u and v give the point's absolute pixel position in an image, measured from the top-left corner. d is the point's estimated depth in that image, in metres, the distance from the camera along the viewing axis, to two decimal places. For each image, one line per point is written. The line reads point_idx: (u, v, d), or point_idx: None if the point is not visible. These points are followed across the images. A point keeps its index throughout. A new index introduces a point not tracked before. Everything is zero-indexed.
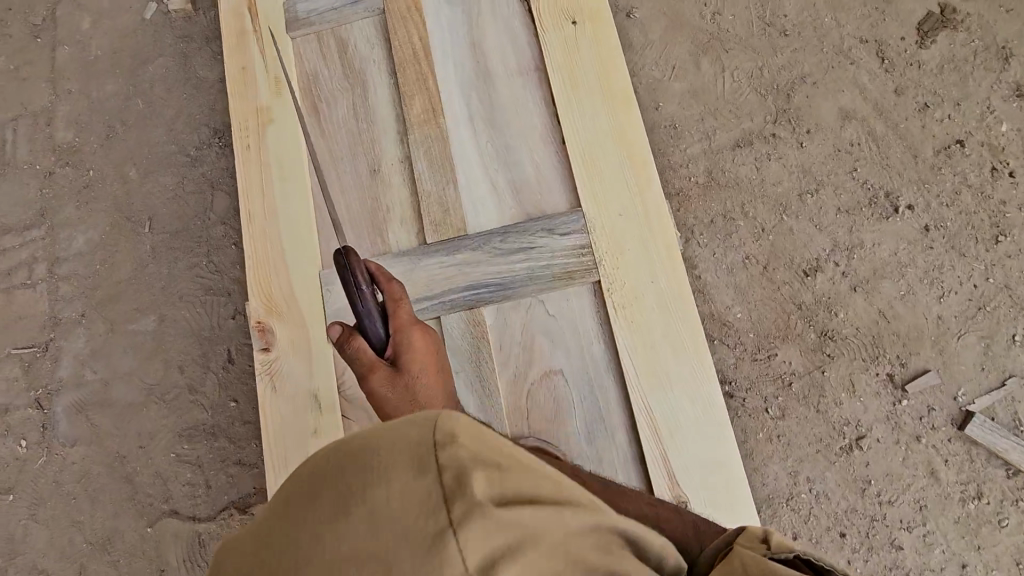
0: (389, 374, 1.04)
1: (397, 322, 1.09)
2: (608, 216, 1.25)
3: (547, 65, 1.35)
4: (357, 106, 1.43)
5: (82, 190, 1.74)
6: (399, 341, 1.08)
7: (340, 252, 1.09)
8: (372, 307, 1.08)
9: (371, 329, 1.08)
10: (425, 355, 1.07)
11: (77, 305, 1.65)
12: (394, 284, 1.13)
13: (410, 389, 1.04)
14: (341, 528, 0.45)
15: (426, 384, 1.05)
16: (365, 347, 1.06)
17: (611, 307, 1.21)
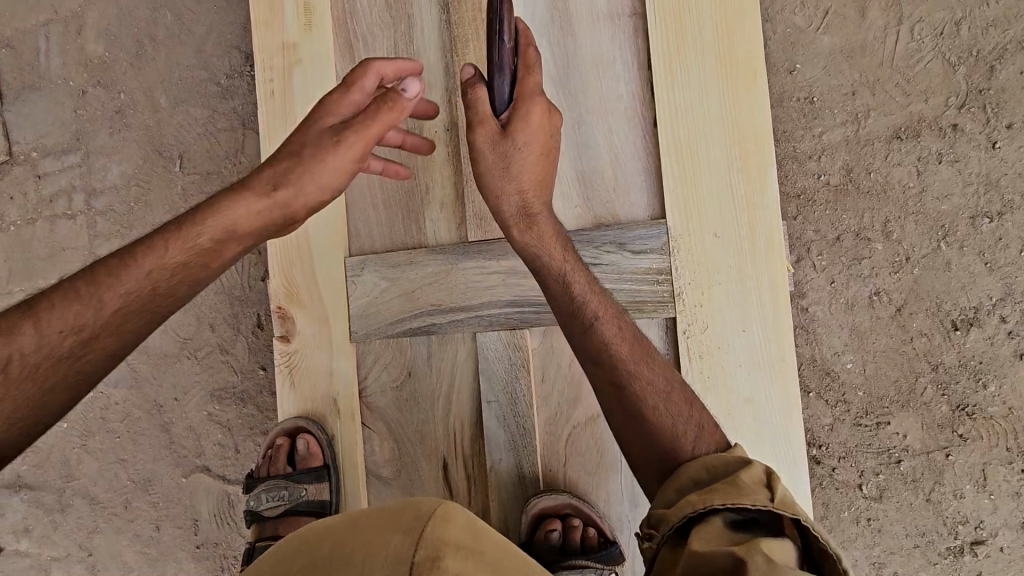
0: (496, 132, 0.91)
1: (525, 88, 0.91)
2: (699, 237, 0.95)
3: (648, 10, 0.99)
4: (400, 49, 1.14)
5: (115, 115, 1.60)
6: (520, 109, 0.91)
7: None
8: (506, 62, 0.89)
9: (499, 91, 0.91)
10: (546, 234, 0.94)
11: (114, 244, 1.58)
12: (532, 50, 0.91)
13: (507, 155, 0.92)
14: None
15: (535, 150, 0.93)
16: (484, 98, 0.90)
17: (684, 355, 0.95)
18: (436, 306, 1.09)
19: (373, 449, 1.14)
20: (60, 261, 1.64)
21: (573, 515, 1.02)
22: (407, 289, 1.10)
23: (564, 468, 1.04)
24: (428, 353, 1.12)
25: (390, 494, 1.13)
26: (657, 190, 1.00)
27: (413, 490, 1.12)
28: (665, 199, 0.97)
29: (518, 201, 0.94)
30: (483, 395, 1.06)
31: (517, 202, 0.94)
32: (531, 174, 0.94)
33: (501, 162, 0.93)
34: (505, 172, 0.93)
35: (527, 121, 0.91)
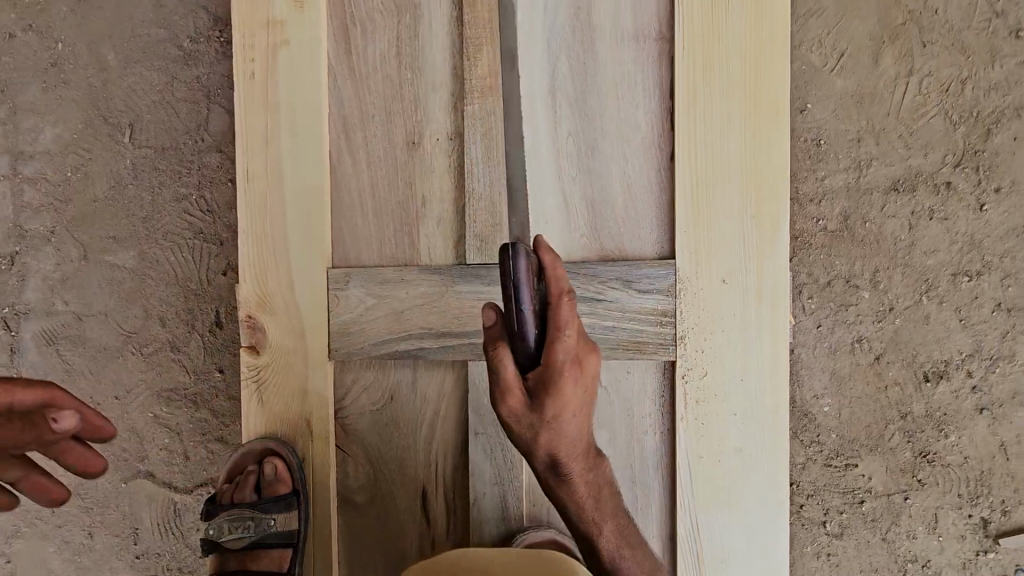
0: (524, 411, 0.74)
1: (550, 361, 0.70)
2: (706, 281, 0.93)
3: (675, 34, 0.94)
4: (402, 43, 1.04)
5: (49, 69, 1.39)
6: (547, 373, 0.71)
7: (508, 248, 0.67)
8: (529, 319, 0.68)
9: (524, 337, 0.69)
10: (567, 405, 0.74)
11: (44, 219, 1.39)
12: (566, 308, 0.70)
13: (542, 373, 0.71)
14: None
15: (572, 413, 0.76)
16: (509, 361, 0.71)
17: (683, 398, 0.94)
18: (426, 329, 1.02)
19: (347, 473, 1.08)
20: None
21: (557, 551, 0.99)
22: (395, 309, 1.02)
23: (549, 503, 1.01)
24: (413, 376, 1.05)
25: (362, 521, 1.07)
26: (667, 227, 0.96)
27: (389, 516, 1.07)
28: (676, 238, 0.94)
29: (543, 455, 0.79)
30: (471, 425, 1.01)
31: (547, 460, 0.80)
32: (570, 431, 0.78)
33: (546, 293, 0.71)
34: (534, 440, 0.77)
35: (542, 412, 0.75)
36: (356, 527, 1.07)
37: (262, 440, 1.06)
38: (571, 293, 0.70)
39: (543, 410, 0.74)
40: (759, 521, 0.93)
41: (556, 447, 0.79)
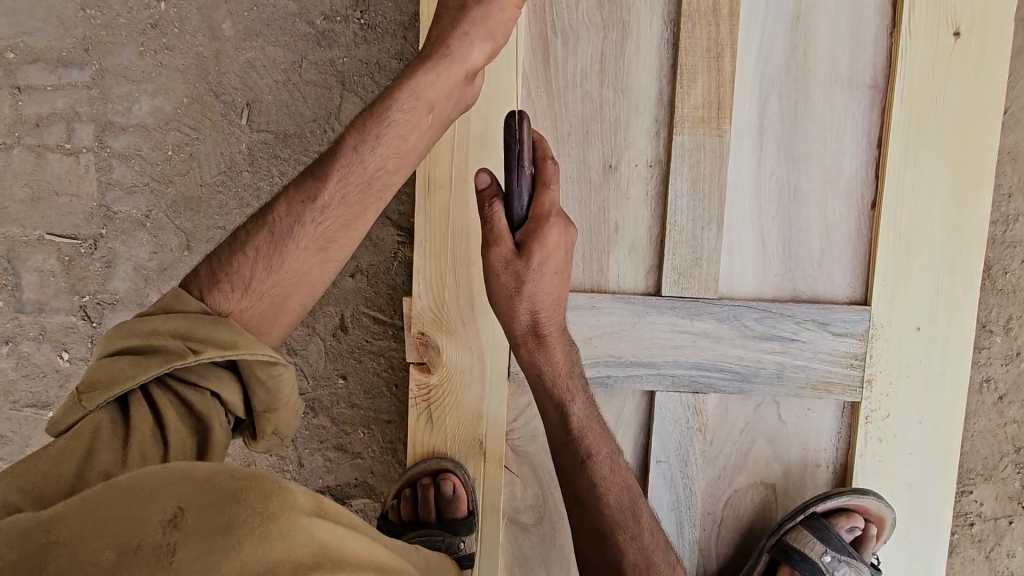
0: (512, 256, 0.88)
1: (541, 211, 0.87)
2: (900, 330, 0.98)
3: (896, 89, 0.95)
4: (606, 60, 0.99)
5: (148, 30, 1.23)
6: (533, 229, 0.87)
7: (513, 114, 0.83)
8: (525, 187, 0.85)
9: (518, 199, 0.86)
10: (552, 252, 0.88)
11: (139, 202, 1.26)
12: (551, 168, 0.87)
13: (521, 277, 0.89)
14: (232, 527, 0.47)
15: (547, 286, 0.90)
16: (503, 215, 0.88)
17: (863, 435, 1.00)
18: (613, 358, 1.01)
19: (514, 495, 1.07)
20: (50, 209, 1.27)
21: (844, 518, 1.04)
22: (582, 336, 1.01)
23: (719, 528, 1.06)
24: None
25: (527, 542, 1.07)
26: (861, 274, 1.00)
27: (554, 538, 1.07)
28: (874, 287, 0.98)
29: (528, 316, 0.92)
30: (653, 453, 1.02)
31: (527, 321, 0.92)
32: (546, 287, 0.90)
33: (513, 279, 0.90)
34: (517, 287, 0.90)
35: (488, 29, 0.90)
36: (521, 547, 1.07)
37: (435, 461, 1.04)
38: (548, 164, 0.87)
39: (528, 255, 0.88)
40: (924, 544, 1.01)
41: (539, 310, 0.91)
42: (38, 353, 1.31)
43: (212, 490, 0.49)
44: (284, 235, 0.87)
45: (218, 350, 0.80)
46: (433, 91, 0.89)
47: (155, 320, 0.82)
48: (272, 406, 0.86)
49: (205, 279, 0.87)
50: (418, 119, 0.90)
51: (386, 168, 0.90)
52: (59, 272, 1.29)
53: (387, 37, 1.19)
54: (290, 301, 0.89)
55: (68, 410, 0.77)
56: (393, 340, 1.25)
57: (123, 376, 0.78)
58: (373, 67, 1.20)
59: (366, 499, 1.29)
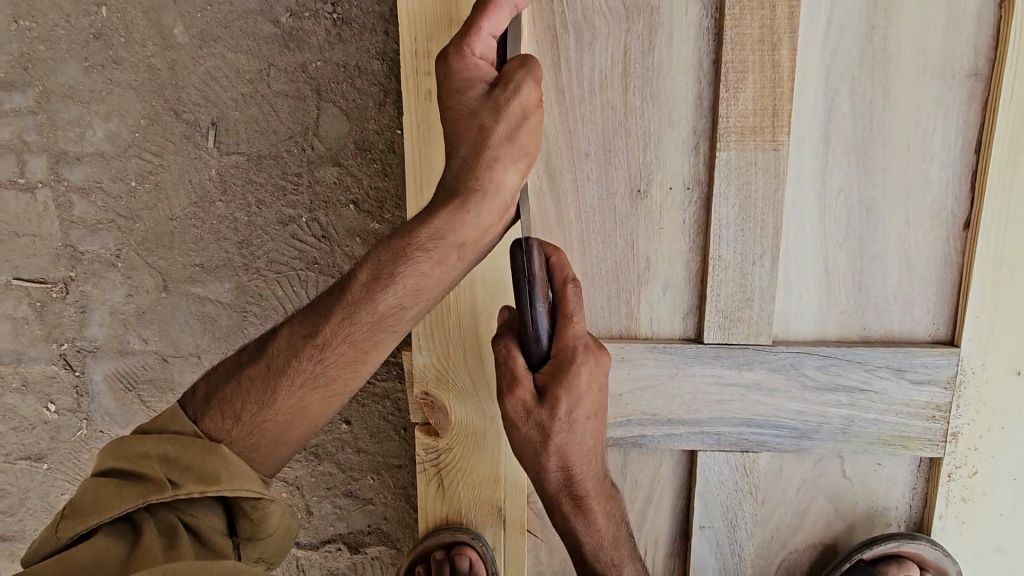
0: (535, 405, 0.73)
1: (565, 351, 0.73)
2: (997, 374, 0.82)
3: (1004, 78, 0.75)
4: (631, 58, 0.79)
5: (91, 42, 1.05)
6: (561, 367, 0.72)
7: (520, 242, 0.69)
8: (539, 309, 0.70)
9: (536, 337, 0.72)
10: (583, 397, 0.73)
11: (107, 240, 1.13)
12: (572, 294, 0.73)
13: (547, 429, 0.74)
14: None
15: (588, 408, 0.74)
16: (520, 354, 0.73)
17: (946, 494, 0.86)
18: (648, 416, 0.87)
19: (538, 559, 0.97)
20: (14, 251, 1.15)
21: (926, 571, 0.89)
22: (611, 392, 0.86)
23: None
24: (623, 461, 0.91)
25: None
26: (949, 308, 0.83)
27: None
28: (964, 324, 0.81)
29: (559, 471, 0.77)
30: (696, 518, 0.90)
31: (560, 477, 0.77)
32: (575, 450, 0.76)
33: (534, 425, 0.74)
34: (535, 453, 0.76)
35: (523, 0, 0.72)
36: None
37: (450, 532, 0.93)
38: (569, 286, 0.73)
39: (555, 404, 0.73)
40: None
41: (572, 467, 0.76)
42: (23, 405, 1.22)
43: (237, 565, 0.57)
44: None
45: (199, 485, 0.65)
46: (466, 90, 0.72)
47: (145, 439, 0.69)
48: (258, 537, 0.70)
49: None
50: (447, 119, 0.73)
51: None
52: (33, 319, 1.18)
53: (365, 33, 1.00)
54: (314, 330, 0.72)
55: (45, 538, 0.63)
56: (397, 381, 1.12)
57: (98, 502, 0.64)
58: (352, 71, 1.02)
59: (381, 546, 1.20)
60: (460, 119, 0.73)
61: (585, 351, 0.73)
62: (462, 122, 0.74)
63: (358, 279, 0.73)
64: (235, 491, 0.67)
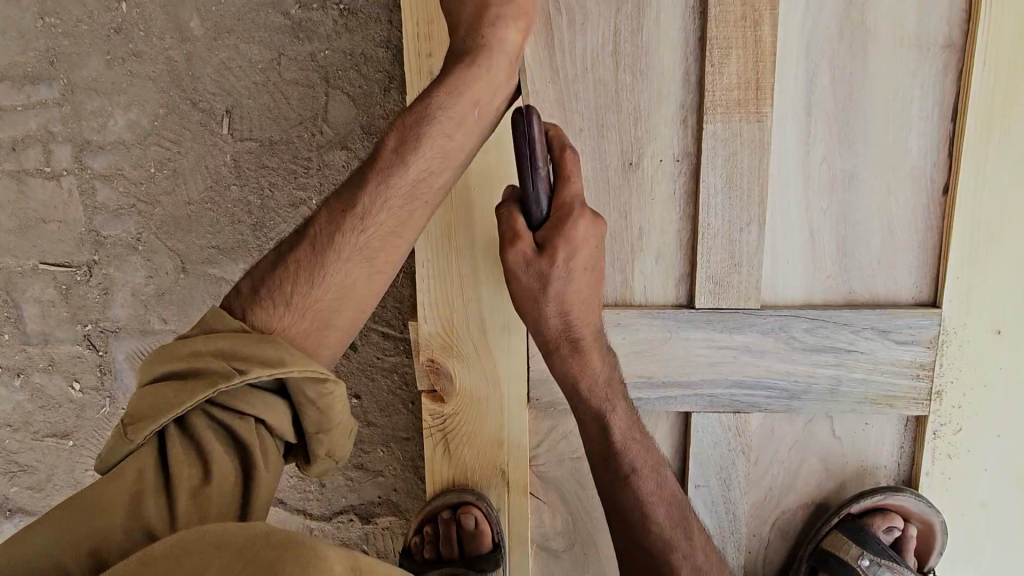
0: (535, 256, 0.78)
1: (564, 207, 0.78)
2: (977, 333, 0.85)
3: (978, 47, 0.79)
4: (621, 37, 0.84)
5: (111, 36, 1.11)
6: (564, 224, 0.77)
7: (522, 109, 0.74)
8: (540, 174, 0.76)
9: (535, 201, 0.77)
10: (581, 246, 0.78)
11: (129, 225, 1.19)
12: (570, 159, 0.78)
13: (545, 276, 0.79)
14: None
15: (579, 292, 0.81)
16: (521, 215, 0.79)
17: (931, 450, 0.89)
18: (643, 379, 0.91)
19: (541, 521, 1.01)
20: (40, 237, 1.21)
21: (913, 525, 0.92)
22: (607, 357, 0.91)
23: (765, 551, 0.97)
24: None
25: (558, 568, 1.02)
26: (930, 271, 0.86)
27: (587, 564, 1.01)
28: (946, 286, 0.85)
29: (559, 317, 0.81)
30: (691, 478, 0.94)
31: (560, 324, 0.81)
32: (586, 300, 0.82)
33: (537, 283, 0.79)
34: (539, 289, 0.80)
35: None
36: (551, 572, 1.02)
37: (456, 494, 0.98)
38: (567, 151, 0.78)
39: (553, 253, 0.78)
40: (1002, 567, 0.90)
41: (571, 313, 0.81)
42: (50, 384, 1.28)
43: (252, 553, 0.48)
44: (327, 244, 0.75)
45: (266, 369, 0.68)
46: (480, 87, 0.78)
47: (194, 338, 0.70)
48: (325, 429, 0.73)
49: (245, 297, 0.74)
50: (465, 112, 0.78)
51: (434, 168, 0.78)
52: (59, 301, 1.24)
53: (371, 22, 1.05)
54: (344, 311, 0.76)
55: (112, 445, 0.67)
56: (404, 356, 1.17)
57: (166, 400, 0.67)
58: (359, 59, 1.07)
59: (391, 517, 1.25)
60: (476, 115, 0.79)
61: (591, 219, 0.78)
62: (479, 117, 0.80)
63: (386, 263, 0.78)
64: (303, 369, 0.68)
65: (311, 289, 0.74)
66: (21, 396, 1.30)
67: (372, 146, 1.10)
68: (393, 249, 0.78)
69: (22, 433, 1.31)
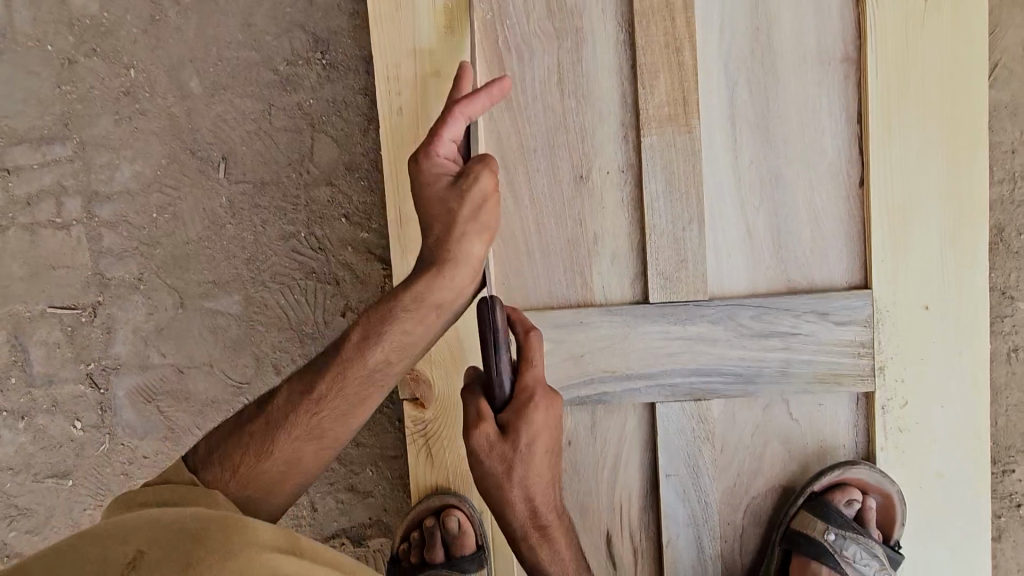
0: (498, 438, 0.80)
1: (523, 392, 0.81)
2: (908, 309, 0.93)
3: (868, 60, 0.91)
4: (564, 69, 0.96)
5: (121, 99, 1.25)
6: (519, 410, 0.80)
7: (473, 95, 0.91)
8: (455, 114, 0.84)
9: (499, 375, 0.80)
10: (540, 433, 0.80)
11: (132, 266, 1.28)
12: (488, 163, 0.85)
13: (509, 460, 0.80)
14: (195, 542, 0.55)
15: (537, 482, 0.82)
16: (485, 401, 0.81)
17: (882, 425, 0.95)
18: (608, 373, 0.97)
19: None
20: (48, 283, 1.30)
21: (873, 497, 0.97)
22: (574, 354, 0.97)
23: (740, 539, 1.00)
24: (591, 419, 1.01)
25: None
26: (859, 256, 0.95)
27: None
28: (873, 269, 0.93)
29: (523, 506, 0.83)
30: (661, 467, 0.98)
31: (525, 510, 0.83)
32: (541, 470, 0.82)
33: (501, 468, 0.80)
34: (505, 474, 0.81)
35: (490, 205, 0.85)
36: None
37: (439, 497, 1.02)
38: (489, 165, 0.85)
39: (514, 437, 0.80)
40: (965, 536, 0.94)
41: (535, 499, 0.83)
42: (52, 424, 1.34)
43: (177, 536, 0.56)
44: (280, 421, 0.82)
45: (230, 512, 0.71)
46: (443, 295, 0.84)
47: (157, 487, 0.74)
48: None
49: (202, 454, 0.82)
50: (422, 315, 0.84)
51: (392, 359, 0.84)
52: (63, 343, 1.31)
53: (350, 74, 1.19)
54: (291, 480, 0.82)
55: None
56: None
57: (133, 525, 0.69)
58: (340, 105, 1.20)
59: (382, 538, 1.27)
60: (436, 314, 0.85)
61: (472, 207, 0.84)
62: (438, 316, 0.85)
63: (332, 441, 0.83)
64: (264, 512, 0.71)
65: (258, 462, 0.80)
66: (24, 438, 1.35)
67: (354, 181, 1.21)
68: (340, 432, 0.83)
69: (23, 476, 1.35)
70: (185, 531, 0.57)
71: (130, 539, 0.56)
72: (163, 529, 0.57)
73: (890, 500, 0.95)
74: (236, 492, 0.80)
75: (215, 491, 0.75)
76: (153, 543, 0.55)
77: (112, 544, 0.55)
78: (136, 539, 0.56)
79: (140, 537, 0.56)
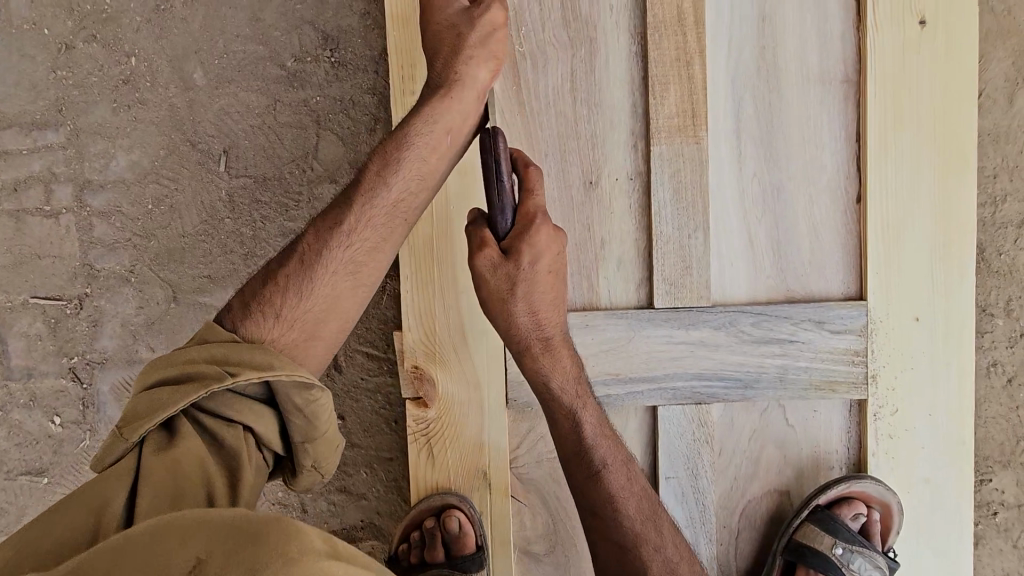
0: (501, 260, 0.81)
1: (527, 210, 0.82)
2: (900, 320, 0.97)
3: (867, 81, 0.96)
4: (577, 77, 0.99)
5: (120, 86, 1.23)
6: (525, 223, 0.82)
7: None
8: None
9: (502, 206, 0.82)
10: (545, 251, 0.82)
11: (124, 257, 1.25)
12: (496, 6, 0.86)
13: (513, 279, 0.82)
14: (251, 545, 0.47)
15: (544, 301, 0.85)
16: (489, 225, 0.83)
17: (874, 431, 0.98)
18: (612, 376, 0.99)
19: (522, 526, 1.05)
20: (33, 272, 1.26)
21: (874, 510, 1.01)
22: (579, 356, 0.98)
23: (736, 542, 1.02)
24: None
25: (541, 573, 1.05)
26: (854, 269, 0.99)
27: (569, 567, 1.04)
28: (868, 281, 0.97)
29: (532, 325, 0.85)
30: (661, 471, 1.00)
31: (533, 332, 0.85)
32: (546, 293, 0.85)
33: (507, 286, 0.82)
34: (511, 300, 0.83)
35: (500, 34, 0.87)
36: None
37: (439, 496, 1.02)
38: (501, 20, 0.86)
39: (520, 258, 0.81)
40: (949, 541, 0.98)
41: (540, 313, 0.85)
42: (29, 420, 1.28)
43: (233, 537, 0.47)
44: (314, 260, 0.81)
45: (253, 373, 0.72)
46: (453, 117, 0.84)
47: (189, 348, 0.75)
48: (311, 437, 0.77)
49: (238, 310, 0.80)
50: (436, 140, 0.83)
51: (410, 190, 0.83)
52: (46, 335, 1.27)
53: (359, 72, 1.20)
54: (326, 329, 0.81)
55: (109, 445, 0.71)
56: (389, 373, 1.22)
57: (157, 403, 0.72)
58: (348, 104, 1.20)
59: (374, 541, 1.25)
60: (449, 141, 0.84)
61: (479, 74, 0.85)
62: (451, 142, 0.84)
63: (368, 278, 0.83)
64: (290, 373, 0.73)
65: (296, 302, 0.79)
66: None
67: None
68: (372, 265, 0.82)
69: None
70: (239, 528, 0.49)
71: (183, 534, 0.48)
72: (214, 525, 0.49)
73: (886, 510, 0.99)
74: (277, 340, 0.78)
75: (254, 345, 0.75)
76: (207, 542, 0.47)
77: (163, 541, 0.47)
78: (186, 533, 0.48)
79: (193, 532, 0.48)
